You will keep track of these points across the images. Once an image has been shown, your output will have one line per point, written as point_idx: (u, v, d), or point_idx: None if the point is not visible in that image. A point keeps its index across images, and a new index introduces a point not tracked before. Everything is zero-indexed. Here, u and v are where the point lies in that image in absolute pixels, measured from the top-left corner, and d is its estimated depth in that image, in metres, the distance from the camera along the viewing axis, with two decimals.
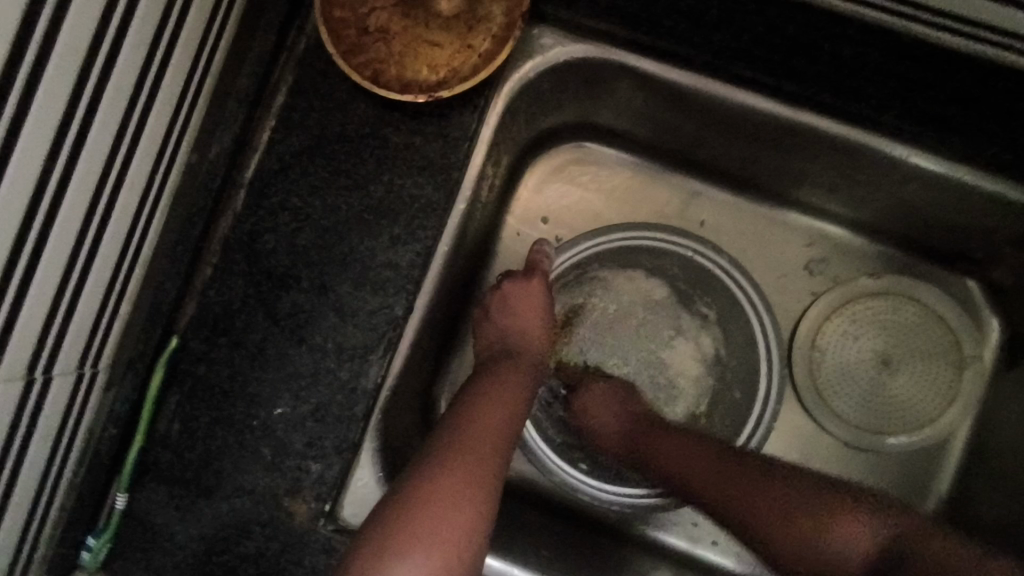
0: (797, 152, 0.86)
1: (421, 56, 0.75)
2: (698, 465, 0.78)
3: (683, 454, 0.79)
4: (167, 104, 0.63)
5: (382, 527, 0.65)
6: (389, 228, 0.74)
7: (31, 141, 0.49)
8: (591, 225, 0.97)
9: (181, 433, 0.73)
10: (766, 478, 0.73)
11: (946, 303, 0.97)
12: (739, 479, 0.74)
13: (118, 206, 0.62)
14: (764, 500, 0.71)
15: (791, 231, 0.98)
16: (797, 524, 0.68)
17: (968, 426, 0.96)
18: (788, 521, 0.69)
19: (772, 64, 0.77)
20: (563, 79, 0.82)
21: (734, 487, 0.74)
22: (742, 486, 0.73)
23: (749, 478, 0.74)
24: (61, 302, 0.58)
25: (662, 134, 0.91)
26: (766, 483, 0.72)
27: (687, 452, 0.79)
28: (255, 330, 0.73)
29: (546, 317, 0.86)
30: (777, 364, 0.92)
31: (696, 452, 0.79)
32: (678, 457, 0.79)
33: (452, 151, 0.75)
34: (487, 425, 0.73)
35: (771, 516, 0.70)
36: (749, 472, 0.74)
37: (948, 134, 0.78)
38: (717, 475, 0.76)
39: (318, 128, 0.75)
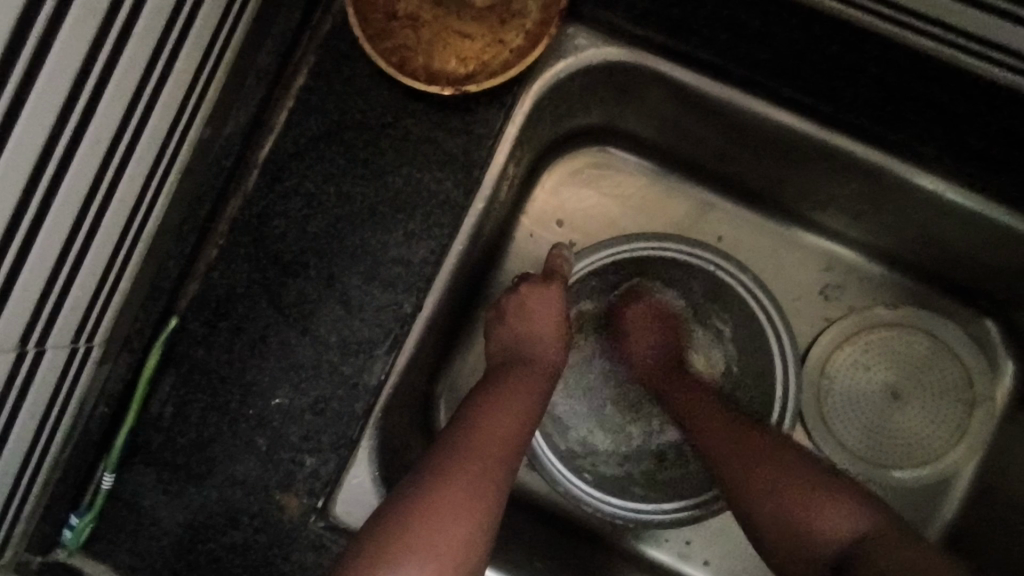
0: (827, 176, 0.83)
1: (450, 48, 0.73)
2: (708, 418, 0.78)
3: (718, 419, 0.77)
4: (184, 76, 0.60)
5: (381, 534, 0.63)
6: (404, 222, 0.71)
7: (38, 106, 0.47)
8: (607, 232, 0.94)
9: (173, 417, 0.70)
10: (786, 451, 0.71)
11: (957, 336, 0.95)
12: (761, 441, 0.73)
13: (126, 178, 0.59)
14: (789, 479, 0.68)
15: (811, 254, 0.95)
16: (808, 511, 0.66)
17: (974, 464, 0.94)
18: (806, 492, 0.67)
19: (811, 84, 0.74)
20: (593, 81, 0.80)
21: (771, 471, 0.69)
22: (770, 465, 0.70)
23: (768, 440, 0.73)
24: (58, 277, 0.56)
25: (687, 145, 0.88)
26: (795, 463, 0.69)
27: (724, 418, 0.77)
28: (257, 317, 0.71)
29: (560, 324, 0.84)
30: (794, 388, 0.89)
31: (725, 423, 0.76)
32: (699, 408, 0.80)
33: (475, 147, 0.72)
34: (491, 432, 0.71)
35: (785, 490, 0.67)
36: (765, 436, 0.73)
37: (989, 171, 0.75)
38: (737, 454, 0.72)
39: (337, 112, 0.72)
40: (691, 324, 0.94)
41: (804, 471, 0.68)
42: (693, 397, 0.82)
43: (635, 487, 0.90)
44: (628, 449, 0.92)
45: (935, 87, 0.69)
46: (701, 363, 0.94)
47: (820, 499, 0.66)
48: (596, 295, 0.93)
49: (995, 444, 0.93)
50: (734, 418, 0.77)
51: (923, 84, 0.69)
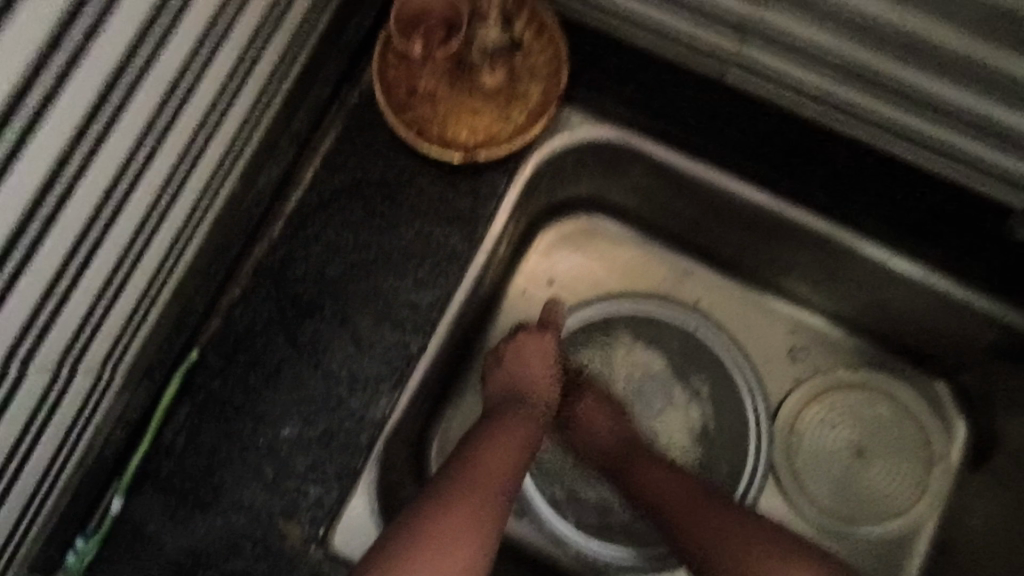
0: (791, 246, 0.93)
1: (462, 120, 0.83)
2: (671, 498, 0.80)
3: (662, 479, 0.82)
4: (228, 133, 0.69)
5: (387, 560, 0.67)
6: (414, 270, 0.79)
7: (112, 154, 0.54)
8: (594, 290, 1.03)
9: (186, 444, 0.74)
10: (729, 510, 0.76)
11: (912, 398, 1.03)
12: (705, 510, 0.77)
13: (169, 218, 0.67)
14: (723, 529, 0.74)
15: (778, 318, 1.04)
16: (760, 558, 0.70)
17: (932, 521, 1.00)
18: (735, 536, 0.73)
19: (773, 163, 0.85)
20: (584, 156, 0.90)
21: (702, 511, 0.77)
22: (702, 517, 0.76)
23: (716, 502, 0.77)
24: (98, 306, 0.62)
25: (666, 215, 0.99)
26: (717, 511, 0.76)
27: (667, 481, 0.82)
28: (273, 352, 0.77)
29: (552, 372, 0.91)
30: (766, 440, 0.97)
31: (669, 477, 0.82)
32: (658, 483, 0.82)
33: (481, 206, 0.81)
34: (488, 467, 0.76)
35: (716, 538, 0.74)
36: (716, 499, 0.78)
37: (929, 245, 0.86)
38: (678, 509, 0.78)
39: (359, 172, 0.82)
40: (672, 383, 1.01)
41: (745, 522, 0.74)
42: (658, 471, 0.83)
43: (613, 534, 0.96)
44: (610, 502, 0.97)
45: None
46: (681, 420, 1.00)
47: (758, 546, 0.71)
48: (585, 348, 1.01)
49: (953, 500, 1.00)
50: (660, 467, 0.84)
51: None
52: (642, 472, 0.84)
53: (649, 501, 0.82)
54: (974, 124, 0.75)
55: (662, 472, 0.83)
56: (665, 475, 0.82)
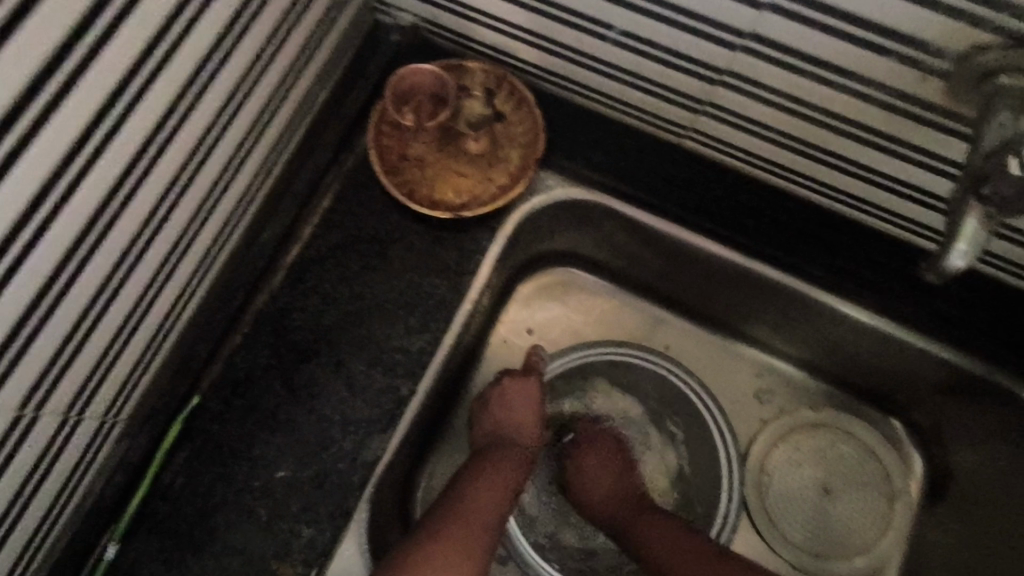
0: (750, 295, 1.02)
1: (449, 182, 0.91)
2: (670, 552, 0.88)
3: (661, 531, 0.91)
4: (236, 194, 0.75)
5: None
6: (405, 318, 0.85)
7: (138, 210, 0.59)
8: (571, 338, 1.10)
9: (183, 487, 0.77)
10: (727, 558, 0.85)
11: (874, 436, 1.10)
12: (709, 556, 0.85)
13: (178, 273, 0.71)
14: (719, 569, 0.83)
15: (742, 362, 1.12)
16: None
17: (898, 555, 1.06)
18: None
19: (731, 220, 0.95)
20: (560, 214, 1.00)
21: (700, 560, 0.86)
22: (700, 561, 0.85)
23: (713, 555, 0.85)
24: (108, 354, 0.66)
25: (636, 267, 1.07)
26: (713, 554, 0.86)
27: (664, 526, 0.92)
28: (270, 397, 0.81)
29: (536, 417, 0.95)
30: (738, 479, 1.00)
31: (665, 533, 0.91)
32: (658, 543, 0.90)
33: (466, 259, 0.88)
34: (481, 503, 0.82)
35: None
36: (712, 551, 0.86)
37: (873, 293, 0.95)
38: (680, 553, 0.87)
39: (354, 229, 0.89)
40: (649, 429, 1.07)
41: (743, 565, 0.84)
42: (661, 526, 0.92)
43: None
44: (595, 544, 1.02)
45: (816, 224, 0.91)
46: (658, 464, 1.06)
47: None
48: (567, 395, 1.07)
49: (916, 533, 1.07)
50: (657, 517, 0.93)
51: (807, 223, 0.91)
52: (645, 524, 0.93)
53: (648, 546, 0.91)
54: (909, 197, 0.78)
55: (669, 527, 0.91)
56: (672, 529, 0.91)
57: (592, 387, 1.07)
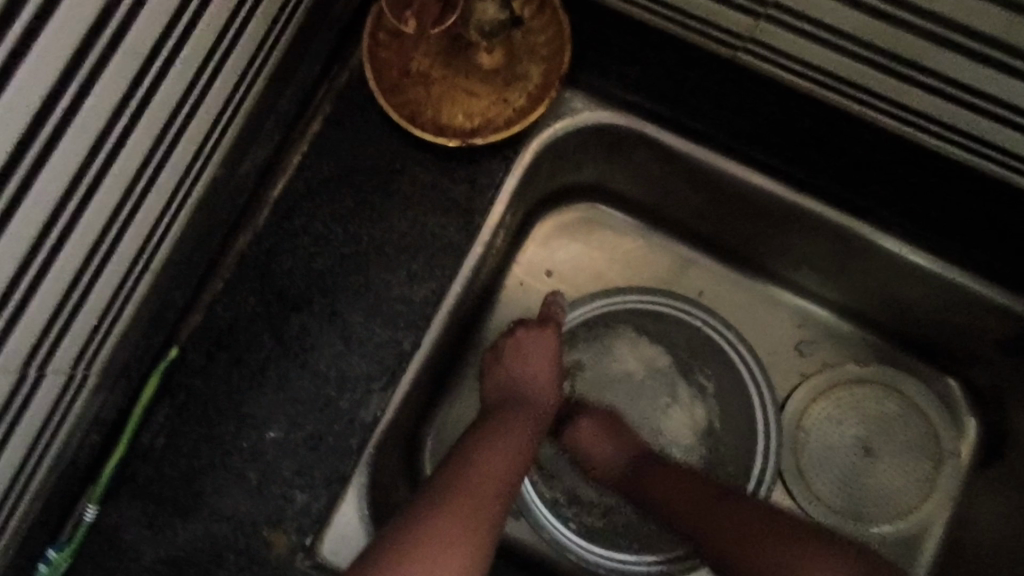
0: (801, 237, 0.89)
1: (458, 104, 0.78)
2: (681, 497, 0.77)
3: (681, 485, 0.79)
4: (210, 114, 0.64)
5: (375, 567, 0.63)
6: (407, 263, 0.75)
7: (78, 137, 0.49)
8: (594, 283, 0.99)
9: (165, 448, 0.70)
10: (742, 510, 0.73)
11: (924, 393, 0.98)
12: (717, 504, 0.75)
13: (144, 210, 0.61)
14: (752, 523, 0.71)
15: (785, 311, 1.00)
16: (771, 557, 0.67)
17: (944, 521, 0.95)
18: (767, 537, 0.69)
19: (783, 151, 0.82)
20: (586, 142, 0.86)
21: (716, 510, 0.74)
22: (736, 519, 0.72)
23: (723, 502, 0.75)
24: (67, 304, 0.57)
25: (670, 204, 0.94)
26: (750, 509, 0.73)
27: (687, 485, 0.78)
28: (257, 350, 0.72)
29: (555, 369, 0.87)
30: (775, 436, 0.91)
31: (687, 483, 0.78)
32: (671, 487, 0.79)
33: (478, 196, 0.77)
34: (487, 469, 0.73)
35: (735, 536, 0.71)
36: (723, 497, 0.75)
37: (945, 238, 0.83)
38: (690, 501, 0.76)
39: (349, 159, 0.77)
40: (677, 381, 0.96)
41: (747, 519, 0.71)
42: (663, 474, 0.81)
43: (618, 539, 0.91)
44: (613, 502, 0.92)
45: (894, 155, 0.77)
46: (684, 420, 0.96)
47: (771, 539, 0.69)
48: (588, 344, 0.97)
49: (965, 500, 0.95)
50: (679, 474, 0.80)
51: (881, 153, 0.78)
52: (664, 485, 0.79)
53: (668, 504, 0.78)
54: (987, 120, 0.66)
55: (673, 473, 0.80)
56: (677, 475, 0.80)
57: (617, 335, 0.97)
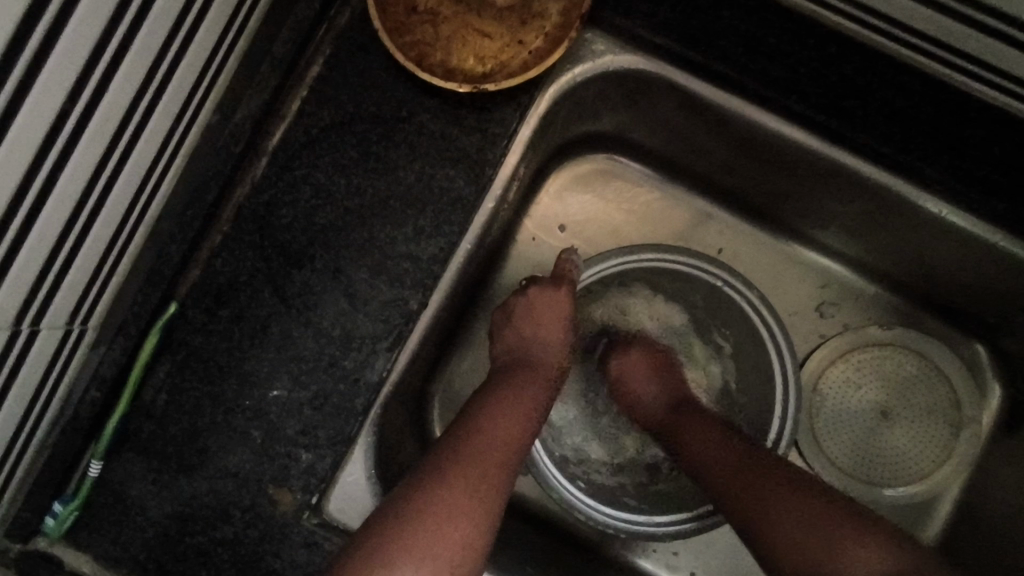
0: (830, 194, 0.84)
1: (468, 45, 0.73)
2: (716, 453, 0.74)
3: (714, 444, 0.75)
4: (200, 55, 0.59)
5: (380, 532, 0.62)
6: (414, 218, 0.71)
7: (58, 75, 0.45)
8: (609, 240, 0.94)
9: (167, 405, 0.69)
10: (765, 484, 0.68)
11: (947, 357, 0.95)
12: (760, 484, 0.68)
13: (133, 157, 0.57)
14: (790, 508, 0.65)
15: (809, 271, 0.96)
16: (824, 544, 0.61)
17: (959, 487, 0.93)
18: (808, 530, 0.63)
19: (823, 101, 0.75)
20: (606, 88, 0.80)
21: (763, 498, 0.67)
22: (759, 494, 0.67)
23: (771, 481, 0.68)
24: (56, 259, 0.54)
25: (692, 156, 0.89)
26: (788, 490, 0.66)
27: (721, 441, 0.75)
28: (258, 307, 0.70)
29: (567, 330, 0.84)
30: (793, 405, 0.88)
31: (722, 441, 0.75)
32: (703, 445, 0.76)
33: (488, 146, 0.72)
34: (492, 435, 0.70)
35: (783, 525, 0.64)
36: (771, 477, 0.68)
37: (993, 198, 0.76)
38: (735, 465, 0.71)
39: (352, 104, 0.72)
40: (692, 341, 0.93)
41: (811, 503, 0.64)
42: (701, 426, 0.79)
43: (625, 498, 0.89)
44: (621, 460, 0.92)
45: (940, 110, 0.73)
46: (699, 379, 0.93)
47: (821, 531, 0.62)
48: (602, 299, 0.93)
49: (980, 465, 0.93)
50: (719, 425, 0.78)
51: (928, 108, 0.73)
52: (694, 433, 0.78)
53: (701, 461, 0.75)
54: None
55: (706, 428, 0.78)
56: (710, 431, 0.77)
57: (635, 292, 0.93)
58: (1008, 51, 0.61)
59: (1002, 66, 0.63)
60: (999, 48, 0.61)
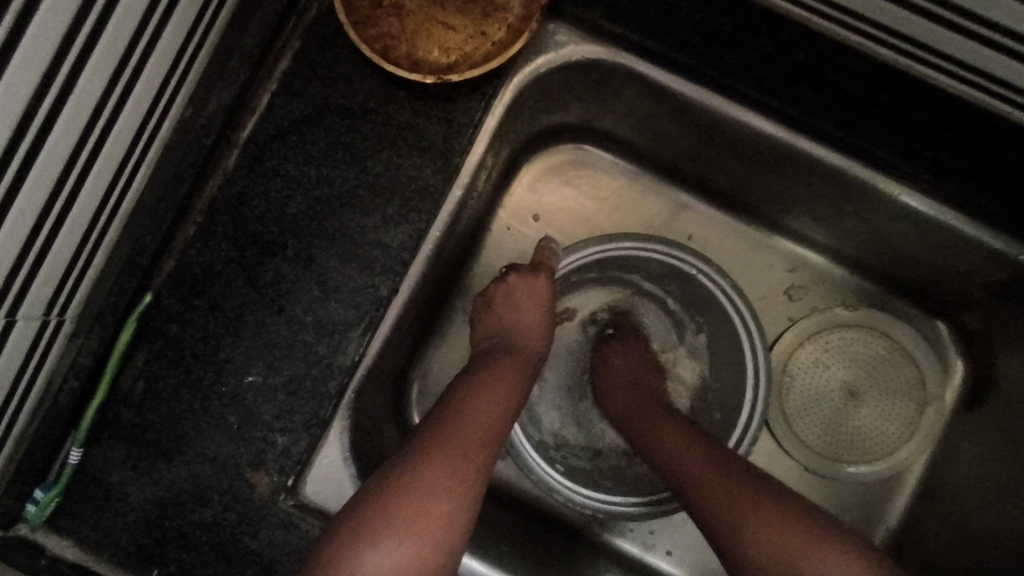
0: (791, 178, 0.86)
1: (434, 38, 0.75)
2: (696, 468, 0.71)
3: (680, 443, 0.74)
4: (168, 51, 0.60)
5: (367, 509, 0.64)
6: (383, 206, 0.73)
7: (26, 71, 0.47)
8: (581, 228, 0.96)
9: (144, 392, 0.71)
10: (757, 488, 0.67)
11: (911, 337, 0.98)
12: (733, 478, 0.68)
13: (105, 151, 0.59)
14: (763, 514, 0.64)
15: (778, 256, 0.98)
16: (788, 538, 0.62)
17: (922, 462, 0.96)
18: (756, 514, 0.65)
19: (778, 87, 0.78)
20: (571, 78, 0.82)
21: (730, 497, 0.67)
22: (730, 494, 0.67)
23: (743, 479, 0.68)
24: (29, 254, 0.55)
25: (659, 144, 0.91)
26: (744, 488, 0.67)
27: (699, 453, 0.72)
28: (232, 296, 0.72)
29: (546, 316, 0.86)
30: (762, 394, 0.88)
31: (695, 450, 0.73)
32: (675, 457, 0.73)
33: (454, 136, 0.74)
34: (474, 413, 0.72)
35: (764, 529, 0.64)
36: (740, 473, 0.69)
37: (942, 179, 0.79)
38: (702, 466, 0.71)
39: (321, 97, 0.74)
40: (671, 334, 0.95)
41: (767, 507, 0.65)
42: (672, 433, 0.76)
43: (605, 480, 0.91)
44: (602, 446, 0.93)
45: (902, 101, 0.73)
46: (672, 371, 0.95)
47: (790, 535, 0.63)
48: (584, 287, 0.95)
49: (946, 440, 0.96)
50: (689, 435, 0.75)
51: (889, 96, 0.73)
52: (662, 433, 0.77)
53: (667, 468, 0.74)
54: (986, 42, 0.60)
55: (682, 435, 0.75)
56: (687, 438, 0.75)
57: (614, 279, 0.95)
58: (959, 36, 0.61)
59: (954, 53, 0.63)
60: (936, 31, 0.61)
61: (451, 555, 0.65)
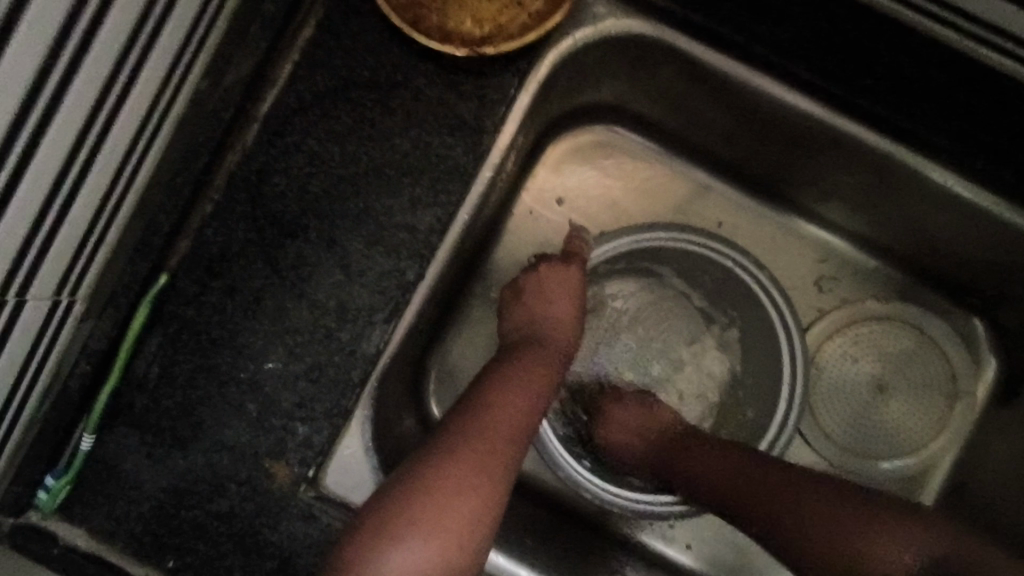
0: (830, 162, 0.82)
1: (467, 7, 0.71)
2: (742, 484, 0.72)
3: (717, 461, 0.75)
4: (190, 11, 0.56)
5: (394, 502, 0.62)
6: (410, 186, 0.69)
7: (39, 26, 0.43)
8: (609, 213, 0.92)
9: (159, 377, 0.68)
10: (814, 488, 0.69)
11: (943, 332, 0.94)
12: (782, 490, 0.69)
13: (122, 119, 0.55)
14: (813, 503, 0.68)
15: (810, 247, 0.94)
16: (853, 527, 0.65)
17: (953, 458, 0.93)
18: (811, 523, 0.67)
19: (830, 67, 0.74)
20: (607, 55, 0.78)
21: (788, 503, 0.68)
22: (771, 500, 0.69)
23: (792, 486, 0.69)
24: (41, 228, 0.52)
25: (693, 127, 0.87)
26: (792, 489, 0.69)
27: (727, 460, 0.74)
28: (252, 278, 0.69)
29: (579, 307, 0.82)
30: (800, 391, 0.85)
31: (733, 465, 0.73)
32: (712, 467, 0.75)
33: (487, 113, 0.70)
34: (506, 407, 0.69)
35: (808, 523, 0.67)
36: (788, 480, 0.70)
37: (1001, 168, 0.75)
38: (748, 489, 0.71)
39: (346, 70, 0.70)
40: (699, 328, 0.91)
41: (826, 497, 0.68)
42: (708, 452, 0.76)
43: (632, 479, 0.87)
44: None
45: (957, 87, 0.68)
46: (703, 369, 0.90)
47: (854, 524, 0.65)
48: (614, 277, 0.91)
49: (975, 440, 0.93)
50: (717, 449, 0.76)
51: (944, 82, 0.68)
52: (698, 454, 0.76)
53: (713, 489, 0.74)
54: None
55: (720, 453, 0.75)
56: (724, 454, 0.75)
57: (644, 271, 0.91)
58: None
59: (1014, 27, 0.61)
60: None
61: (476, 557, 0.62)
